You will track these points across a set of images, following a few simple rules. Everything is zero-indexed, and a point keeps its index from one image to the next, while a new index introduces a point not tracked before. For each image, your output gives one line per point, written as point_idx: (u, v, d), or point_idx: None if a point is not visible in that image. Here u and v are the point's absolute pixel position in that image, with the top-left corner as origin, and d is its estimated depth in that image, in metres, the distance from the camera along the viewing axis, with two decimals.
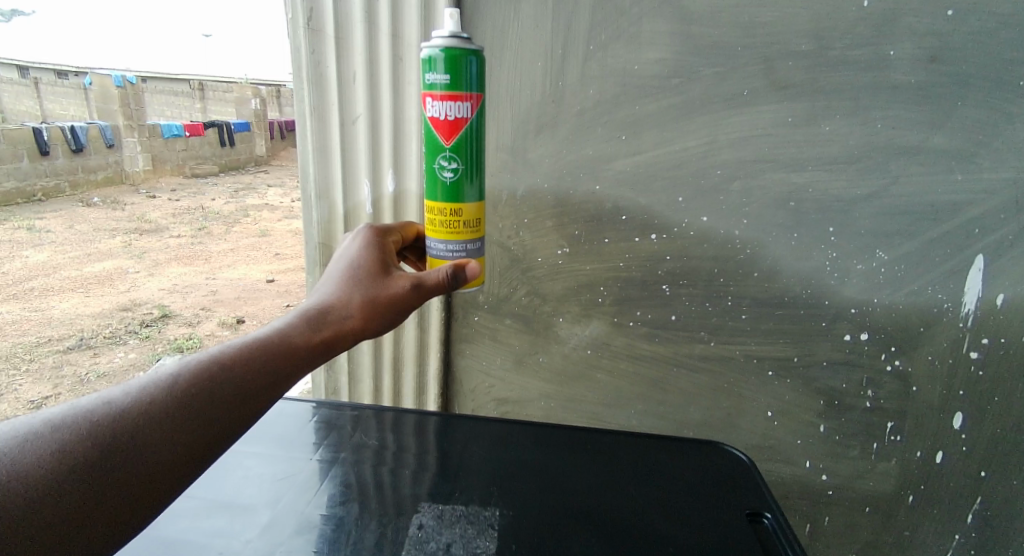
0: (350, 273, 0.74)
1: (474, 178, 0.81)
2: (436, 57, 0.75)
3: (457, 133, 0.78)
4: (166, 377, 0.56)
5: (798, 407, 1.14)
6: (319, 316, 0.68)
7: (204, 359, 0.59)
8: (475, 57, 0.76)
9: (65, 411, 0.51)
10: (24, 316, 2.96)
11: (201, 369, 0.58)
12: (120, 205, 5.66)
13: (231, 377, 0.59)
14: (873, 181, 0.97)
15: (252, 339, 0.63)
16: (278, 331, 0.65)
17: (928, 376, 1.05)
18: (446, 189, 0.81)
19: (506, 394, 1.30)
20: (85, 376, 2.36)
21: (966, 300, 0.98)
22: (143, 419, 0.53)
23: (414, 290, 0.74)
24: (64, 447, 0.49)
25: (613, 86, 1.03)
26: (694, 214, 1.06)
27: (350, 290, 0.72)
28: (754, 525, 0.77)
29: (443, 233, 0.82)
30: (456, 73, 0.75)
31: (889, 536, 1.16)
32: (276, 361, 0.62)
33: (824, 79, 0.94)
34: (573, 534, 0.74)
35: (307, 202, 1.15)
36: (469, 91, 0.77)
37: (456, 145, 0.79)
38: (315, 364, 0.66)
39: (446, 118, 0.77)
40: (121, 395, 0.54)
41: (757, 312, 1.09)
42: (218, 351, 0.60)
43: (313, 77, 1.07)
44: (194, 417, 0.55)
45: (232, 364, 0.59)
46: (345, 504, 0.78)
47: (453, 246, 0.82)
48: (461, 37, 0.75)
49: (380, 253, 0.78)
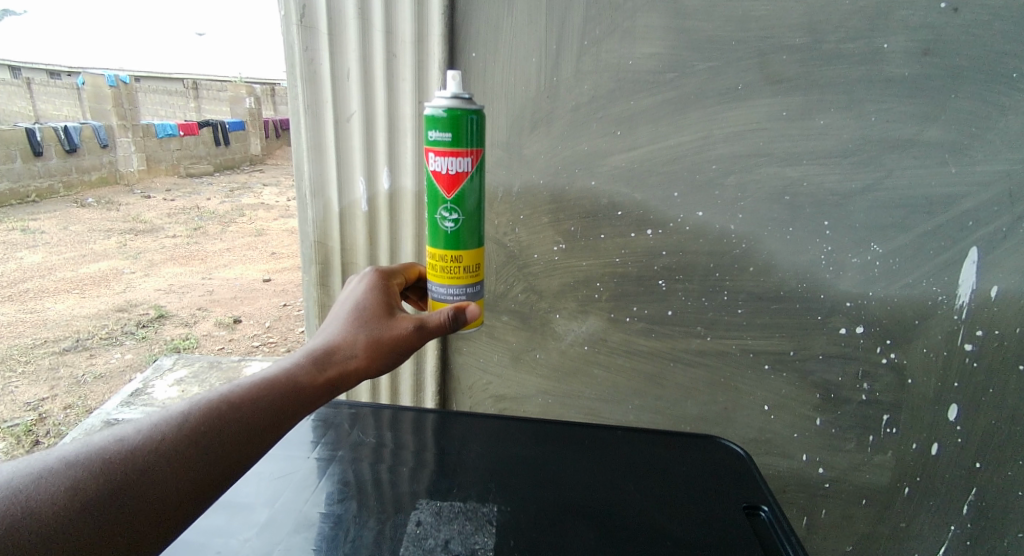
0: (355, 313, 0.74)
1: (474, 224, 0.81)
2: (439, 116, 0.75)
3: (458, 185, 0.78)
4: (176, 415, 0.56)
5: (795, 400, 1.15)
6: (324, 355, 0.68)
7: (213, 397, 0.59)
8: (476, 116, 0.77)
9: (78, 447, 0.51)
10: (19, 318, 3.23)
11: (210, 407, 0.58)
12: (116, 206, 5.75)
13: (238, 416, 0.58)
14: (869, 173, 0.97)
15: (260, 378, 0.63)
16: (284, 370, 0.64)
17: (923, 368, 1.06)
18: (446, 237, 0.81)
19: (504, 391, 1.30)
20: (82, 377, 2.61)
21: (960, 292, 1.00)
22: (153, 457, 0.53)
23: (416, 331, 0.73)
24: (76, 483, 0.49)
25: (608, 81, 1.02)
26: (691, 209, 1.06)
27: (355, 328, 0.71)
28: (751, 518, 0.78)
29: (444, 278, 0.82)
30: (457, 131, 0.76)
31: (885, 527, 1.18)
32: (281, 401, 0.62)
33: (817, 73, 0.94)
34: (570, 528, 0.74)
35: (303, 200, 1.15)
36: (469, 147, 0.77)
37: (457, 197, 0.79)
38: (317, 404, 0.65)
39: (448, 173, 0.78)
40: (132, 432, 0.54)
41: (752, 307, 1.10)
42: (226, 390, 0.60)
43: (307, 75, 1.07)
44: (202, 456, 0.55)
45: (240, 403, 0.59)
46: (343, 502, 0.78)
47: (455, 289, 0.82)
48: (463, 97, 0.76)
49: (386, 294, 0.78)
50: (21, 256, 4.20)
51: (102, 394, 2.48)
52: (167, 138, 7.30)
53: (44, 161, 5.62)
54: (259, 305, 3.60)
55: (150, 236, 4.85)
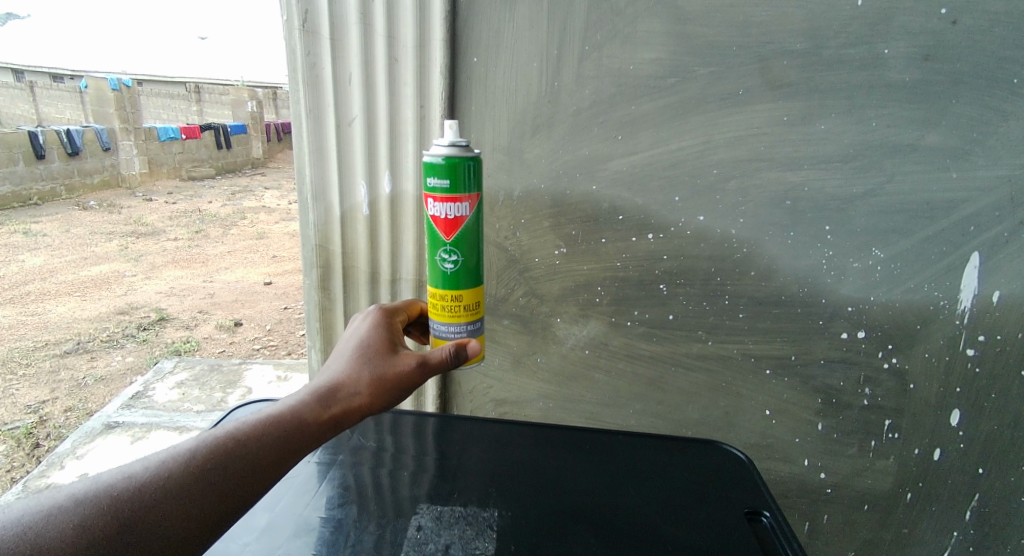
0: (359, 348, 0.71)
1: (474, 265, 0.81)
2: (437, 164, 0.75)
3: (456, 229, 0.78)
4: (183, 451, 0.56)
5: (796, 405, 1.14)
6: (328, 392, 0.65)
7: (220, 434, 0.58)
8: (474, 162, 0.77)
9: (87, 484, 0.51)
10: (19, 321, 3.24)
11: (216, 444, 0.57)
12: (118, 209, 5.78)
13: (244, 453, 0.57)
14: (870, 178, 0.97)
15: (264, 415, 0.61)
16: (287, 408, 0.62)
17: (924, 374, 1.07)
18: (446, 278, 0.80)
19: (506, 395, 1.29)
20: (82, 380, 2.63)
21: (962, 297, 1.00)
22: (159, 494, 0.52)
23: (420, 368, 0.70)
24: (83, 521, 0.48)
25: (609, 85, 1.02)
26: (692, 214, 1.05)
27: (359, 365, 0.68)
28: (753, 523, 0.77)
29: (445, 316, 0.81)
30: (455, 177, 0.76)
31: (887, 532, 1.18)
32: (285, 439, 0.60)
33: (817, 78, 0.94)
34: (571, 534, 0.74)
35: (303, 204, 1.15)
36: (468, 191, 0.77)
37: (457, 240, 0.78)
38: (318, 444, 0.62)
39: (446, 217, 0.77)
40: (140, 469, 0.54)
41: (753, 311, 1.09)
42: (232, 427, 0.59)
43: (309, 79, 1.07)
44: (208, 493, 0.54)
45: (246, 441, 0.58)
46: (343, 506, 0.77)
47: (455, 327, 0.81)
48: (461, 145, 0.76)
49: (389, 330, 0.75)
50: (23, 259, 4.22)
51: (102, 397, 2.49)
52: (169, 141, 7.33)
53: (46, 162, 5.70)
54: (260, 308, 3.59)
55: (151, 239, 4.86)
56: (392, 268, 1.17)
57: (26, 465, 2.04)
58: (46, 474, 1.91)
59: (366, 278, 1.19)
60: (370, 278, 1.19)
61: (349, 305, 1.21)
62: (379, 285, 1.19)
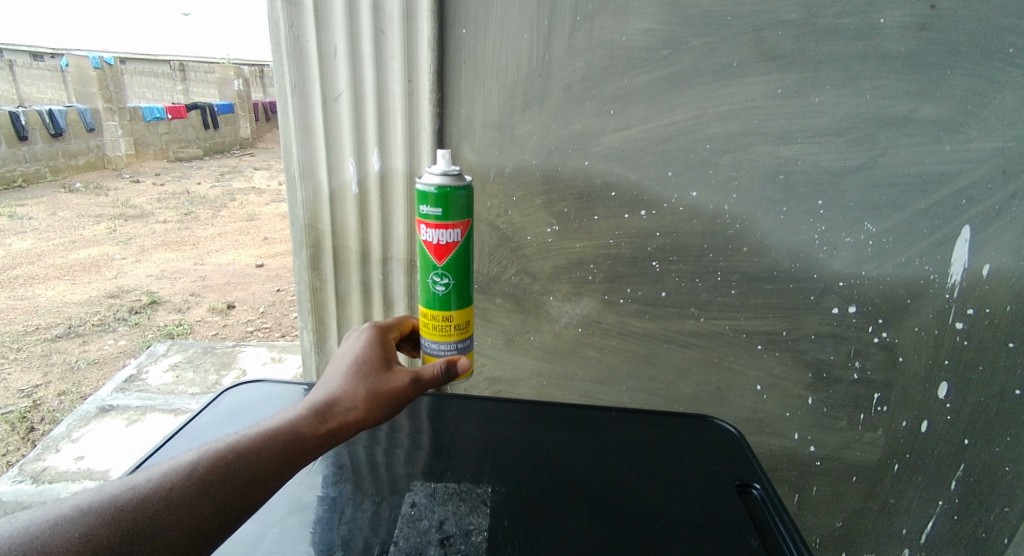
0: (354, 364, 0.71)
1: (465, 288, 0.80)
2: (429, 193, 0.75)
3: (448, 256, 0.77)
4: (185, 463, 0.56)
5: (787, 380, 1.16)
6: (324, 406, 0.65)
7: (220, 446, 0.58)
8: (466, 190, 0.76)
9: (92, 495, 0.52)
10: (8, 306, 3.21)
11: (217, 456, 0.57)
12: (105, 191, 5.70)
13: (243, 464, 0.57)
14: (864, 152, 0.97)
15: (262, 429, 0.61)
16: (285, 422, 0.62)
17: (914, 346, 1.09)
18: (436, 299, 0.79)
19: (497, 374, 1.27)
20: (75, 363, 2.62)
21: (952, 271, 1.03)
22: (161, 506, 0.52)
23: (413, 384, 0.69)
24: (89, 530, 0.49)
25: (601, 58, 0.99)
26: (685, 190, 1.05)
27: (355, 380, 0.68)
28: (743, 496, 0.78)
29: (434, 334, 0.80)
30: (447, 206, 0.75)
31: (875, 502, 1.22)
32: (283, 453, 0.60)
33: (812, 49, 0.93)
34: (565, 508, 0.74)
35: (292, 181, 1.13)
36: (460, 219, 0.76)
37: (448, 265, 0.78)
38: (315, 457, 0.63)
39: (438, 243, 0.77)
40: (143, 480, 0.53)
41: (745, 287, 1.10)
42: (232, 440, 0.59)
43: (292, 53, 1.04)
44: (209, 503, 0.54)
45: (246, 452, 0.58)
46: (338, 484, 0.78)
47: (445, 345, 0.81)
48: (454, 174, 0.75)
49: (385, 345, 0.74)
50: (9, 243, 4.16)
51: (96, 380, 2.48)
52: (154, 122, 7.19)
53: (29, 144, 5.61)
54: (253, 290, 3.57)
55: (140, 222, 4.80)
56: (383, 247, 1.16)
57: (22, 449, 2.04)
58: (41, 458, 1.91)
59: (356, 257, 1.18)
60: (361, 257, 1.18)
61: (341, 285, 1.21)
62: (370, 264, 1.18)
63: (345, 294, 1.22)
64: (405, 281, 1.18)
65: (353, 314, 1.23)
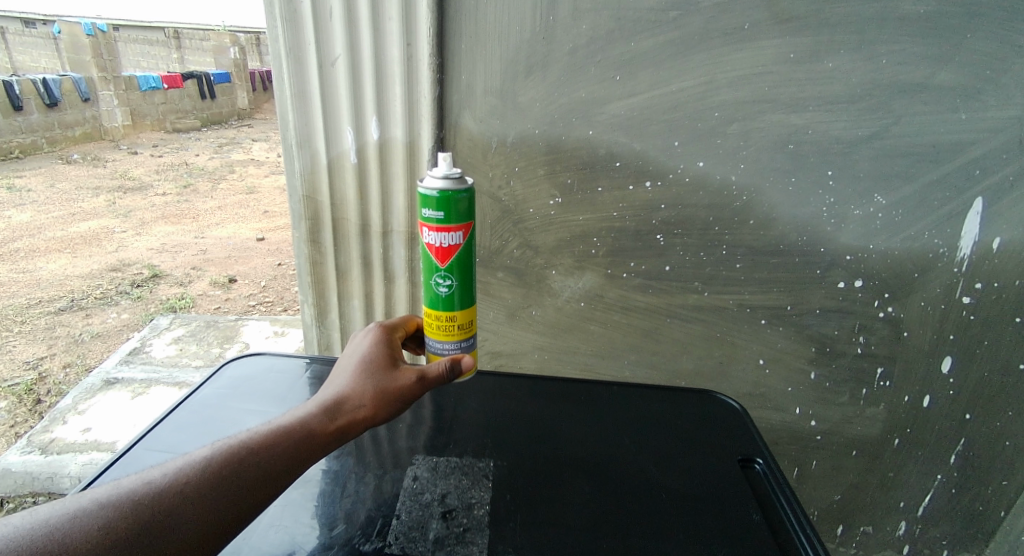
0: (362, 361, 0.69)
1: (469, 289, 0.76)
2: (430, 197, 0.70)
3: (451, 258, 0.73)
4: (201, 457, 0.55)
5: (791, 355, 1.15)
6: (334, 403, 0.64)
7: (234, 441, 0.57)
8: (468, 192, 0.71)
9: (109, 489, 0.51)
10: (10, 278, 3.21)
11: (231, 451, 0.56)
12: (103, 163, 5.66)
13: (256, 458, 0.56)
14: (876, 120, 0.95)
15: (273, 425, 0.60)
16: (295, 418, 0.61)
17: (919, 321, 1.08)
18: (439, 300, 0.75)
19: (499, 347, 1.26)
20: (79, 335, 2.63)
21: (962, 245, 1.01)
22: (178, 499, 0.51)
23: (420, 382, 0.68)
24: (108, 523, 0.48)
25: (607, 20, 0.96)
26: (691, 160, 1.02)
27: (363, 377, 0.67)
28: (746, 470, 0.78)
29: (437, 333, 0.77)
30: (448, 209, 0.70)
31: (874, 476, 1.22)
32: (294, 449, 0.58)
33: (827, 10, 0.90)
34: (567, 483, 0.74)
35: (289, 151, 1.10)
36: (461, 221, 0.71)
37: (451, 267, 0.73)
38: (326, 453, 0.61)
39: (440, 246, 0.72)
40: (160, 474, 0.53)
41: (751, 261, 1.08)
42: (246, 435, 0.58)
43: (286, 15, 1.00)
44: (224, 497, 0.53)
45: (258, 447, 0.57)
46: (339, 458, 0.77)
47: (449, 344, 0.77)
48: (455, 176, 0.70)
49: (392, 343, 0.73)
50: (9, 215, 4.15)
51: (100, 352, 2.50)
52: (151, 92, 7.09)
53: (25, 115, 5.62)
54: (253, 264, 3.55)
55: (139, 194, 4.77)
56: (383, 220, 1.14)
57: (30, 420, 2.06)
58: (49, 429, 1.92)
59: (356, 230, 1.16)
60: (361, 230, 1.16)
61: (341, 258, 1.19)
62: (370, 237, 1.16)
63: (346, 268, 1.20)
64: (405, 254, 1.16)
65: (354, 288, 1.21)
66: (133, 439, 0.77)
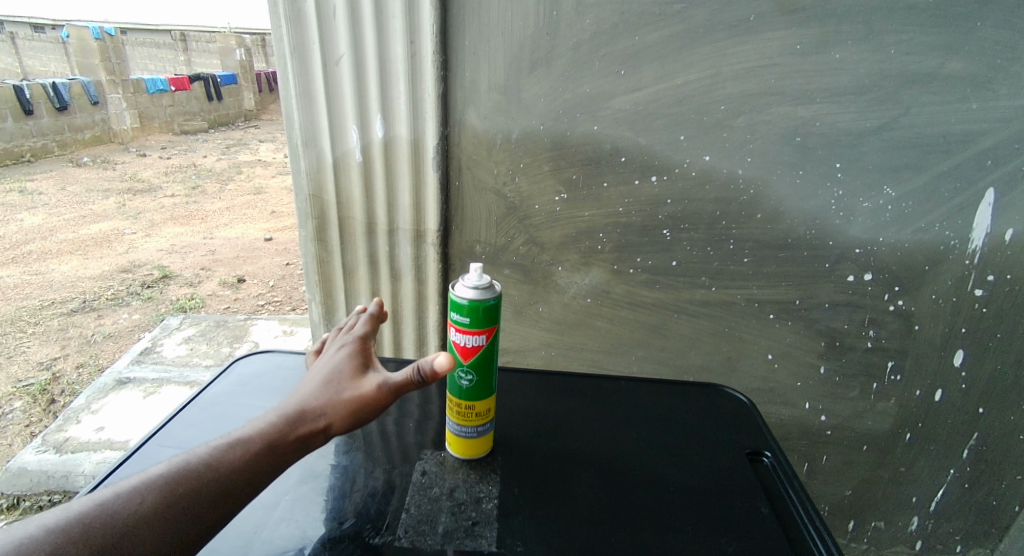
0: (328, 369, 0.69)
1: (491, 380, 0.72)
2: (458, 301, 0.67)
3: (472, 358, 0.69)
4: (156, 476, 0.55)
5: (800, 349, 1.14)
6: (297, 414, 0.64)
7: (190, 459, 0.57)
8: (495, 301, 0.68)
9: (58, 513, 0.50)
10: (24, 281, 3.25)
11: (187, 470, 0.56)
12: (112, 165, 5.71)
13: (214, 474, 0.57)
14: (885, 111, 0.94)
15: (234, 438, 0.61)
16: (255, 431, 0.62)
17: (930, 315, 1.07)
18: (461, 392, 0.72)
19: (506, 344, 1.26)
20: (91, 336, 2.66)
21: (973, 236, 1.00)
22: (132, 520, 0.51)
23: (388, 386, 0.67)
24: (57, 549, 0.47)
25: (611, 14, 0.95)
26: (697, 154, 1.01)
27: (331, 388, 0.67)
28: (754, 464, 0.78)
29: (455, 417, 0.74)
30: (474, 315, 0.67)
31: (885, 471, 1.21)
32: (252, 463, 0.59)
33: (834, 0, 0.89)
34: (574, 476, 0.74)
35: (295, 150, 1.11)
36: (487, 326, 0.68)
37: (474, 362, 0.70)
38: (289, 464, 0.62)
39: (463, 347, 0.69)
40: (113, 495, 0.52)
41: (758, 255, 1.07)
42: (204, 450, 0.59)
43: (290, 14, 1.00)
44: (181, 515, 0.53)
45: (216, 463, 0.58)
46: (348, 453, 0.77)
47: (465, 429, 0.74)
48: (482, 286, 0.67)
49: (366, 348, 0.71)
50: (21, 218, 4.20)
51: (112, 353, 2.52)
52: (158, 94, 7.13)
53: (35, 118, 5.68)
54: (262, 264, 3.57)
55: (148, 196, 4.81)
56: (389, 218, 1.14)
57: (44, 420, 2.08)
58: (63, 429, 1.95)
59: (362, 228, 1.16)
60: (367, 228, 1.16)
61: (348, 256, 1.19)
62: (376, 235, 1.16)
63: (352, 265, 1.20)
64: (412, 252, 1.17)
65: (360, 285, 1.22)
66: (145, 436, 0.78)
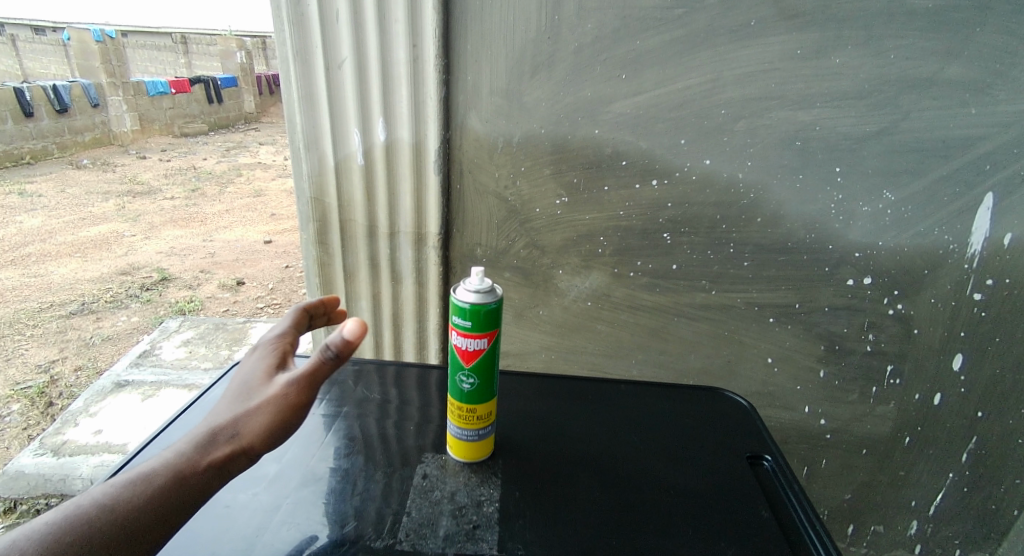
0: (240, 381, 0.63)
1: (493, 382, 0.72)
2: (458, 304, 0.68)
3: (474, 361, 0.70)
4: (39, 528, 0.50)
5: (799, 353, 1.14)
6: (207, 436, 0.58)
7: (83, 504, 0.52)
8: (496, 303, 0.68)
9: None
10: (22, 283, 3.24)
11: (77, 517, 0.51)
12: (111, 167, 5.71)
13: (110, 517, 0.52)
14: (884, 116, 0.94)
15: (135, 475, 0.55)
16: (160, 463, 0.56)
17: (930, 318, 1.07)
18: (462, 394, 0.72)
19: (506, 347, 1.26)
20: (90, 339, 2.66)
21: (972, 241, 1.00)
22: None
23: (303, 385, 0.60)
24: None
25: (612, 19, 0.96)
26: (698, 158, 1.02)
27: (243, 398, 0.61)
28: (754, 467, 0.78)
29: (456, 418, 0.74)
30: (475, 318, 0.67)
31: (885, 474, 1.21)
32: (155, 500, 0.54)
33: (834, 6, 0.89)
34: (575, 480, 0.74)
35: (296, 154, 1.11)
36: (488, 329, 0.68)
37: (475, 365, 0.70)
38: (205, 491, 0.57)
39: (464, 349, 0.69)
40: None
41: (759, 259, 1.08)
42: (100, 493, 0.54)
43: (293, 18, 1.00)
44: None
45: (112, 506, 0.53)
46: (349, 456, 0.77)
47: (466, 430, 0.74)
48: (483, 289, 0.67)
49: (284, 351, 0.65)
50: (21, 220, 4.19)
51: (111, 355, 2.52)
52: (158, 97, 7.13)
53: (35, 120, 5.68)
54: (261, 267, 3.57)
55: (148, 199, 4.81)
56: (390, 221, 1.14)
57: (42, 423, 2.07)
58: (61, 432, 1.94)
59: (364, 231, 1.16)
60: (368, 231, 1.16)
61: (349, 259, 1.19)
62: (377, 238, 1.16)
63: (353, 268, 1.20)
64: (413, 255, 1.17)
65: (361, 288, 1.22)
66: (147, 439, 0.78)
